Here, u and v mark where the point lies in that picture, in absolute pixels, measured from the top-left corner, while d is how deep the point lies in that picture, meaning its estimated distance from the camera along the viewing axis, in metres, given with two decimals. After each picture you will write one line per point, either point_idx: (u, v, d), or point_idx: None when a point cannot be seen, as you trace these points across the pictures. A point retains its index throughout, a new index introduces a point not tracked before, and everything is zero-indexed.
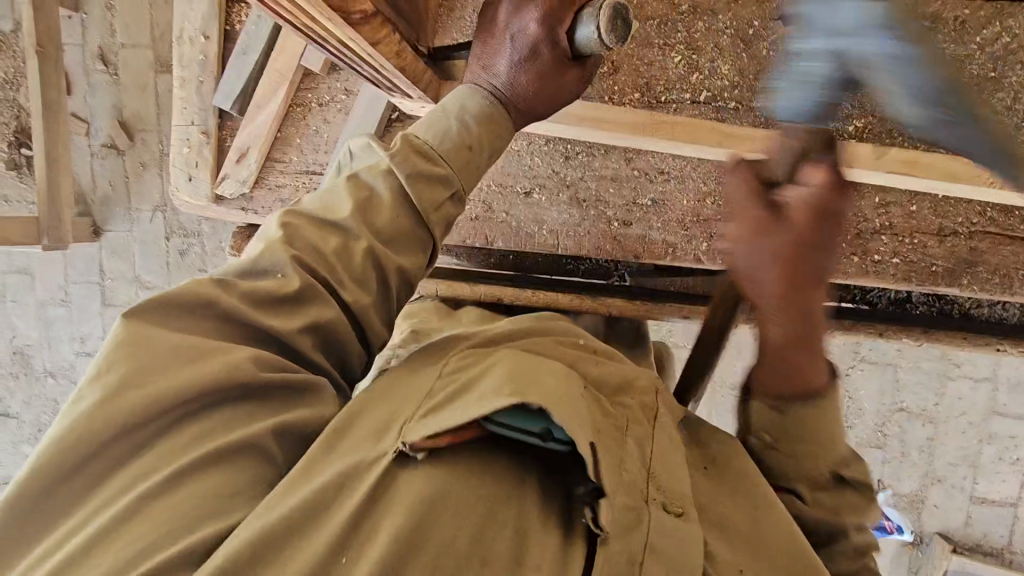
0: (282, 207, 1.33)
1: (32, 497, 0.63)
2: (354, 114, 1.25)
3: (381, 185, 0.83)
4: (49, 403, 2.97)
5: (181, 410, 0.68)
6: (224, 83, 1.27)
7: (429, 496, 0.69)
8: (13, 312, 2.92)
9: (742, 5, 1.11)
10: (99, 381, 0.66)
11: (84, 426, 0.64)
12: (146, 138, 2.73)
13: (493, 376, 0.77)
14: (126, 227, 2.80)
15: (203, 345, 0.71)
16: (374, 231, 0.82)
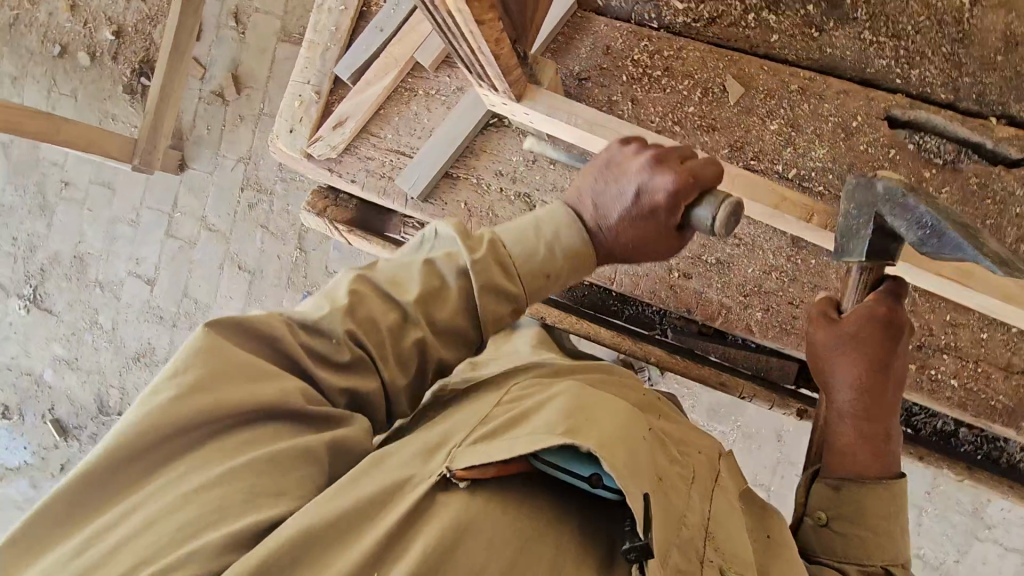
0: (365, 177, 1.37)
1: (88, 482, 0.68)
2: (457, 108, 1.32)
3: (450, 281, 0.90)
4: (89, 311, 3.10)
5: (237, 419, 0.75)
6: (350, 54, 1.36)
7: (470, 516, 0.74)
8: (86, 220, 3.11)
9: (851, 98, 1.15)
10: (174, 381, 0.73)
11: (149, 417, 0.70)
12: (251, 95, 2.91)
13: (552, 412, 0.82)
14: (208, 169, 2.96)
15: (260, 366, 0.78)
16: (432, 324, 0.90)
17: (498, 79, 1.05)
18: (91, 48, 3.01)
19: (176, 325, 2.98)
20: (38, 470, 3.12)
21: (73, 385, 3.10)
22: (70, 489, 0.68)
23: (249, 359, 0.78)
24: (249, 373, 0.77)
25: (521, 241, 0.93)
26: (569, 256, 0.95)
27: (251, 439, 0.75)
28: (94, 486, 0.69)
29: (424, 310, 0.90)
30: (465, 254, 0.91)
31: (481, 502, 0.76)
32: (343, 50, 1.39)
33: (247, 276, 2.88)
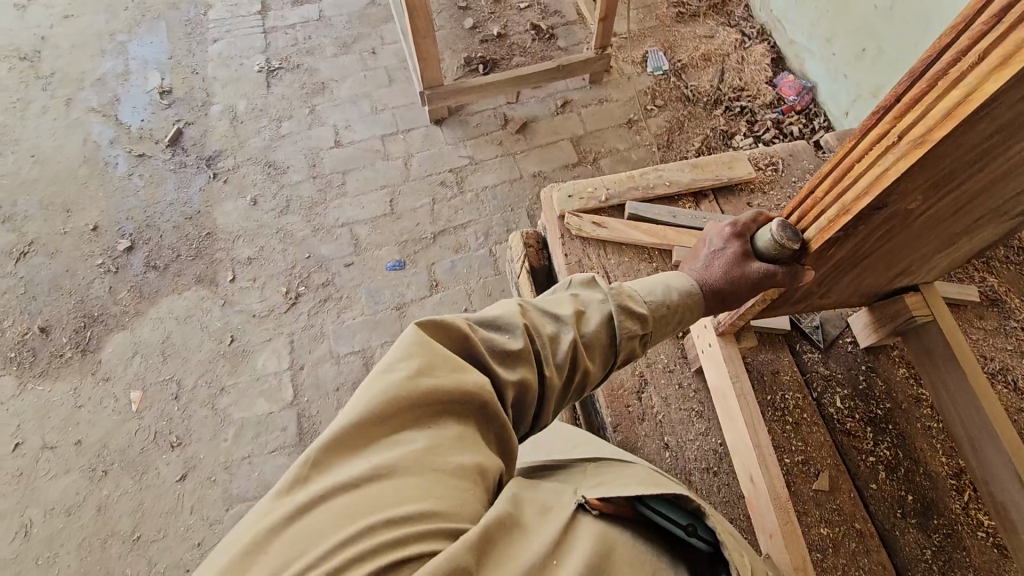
0: (571, 262, 1.57)
1: (377, 476, 0.84)
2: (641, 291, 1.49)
3: (597, 309, 1.19)
4: (284, 112, 3.49)
5: (449, 432, 0.93)
6: (649, 205, 1.62)
7: (609, 536, 1.01)
8: (354, 77, 3.62)
9: (868, 555, 1.42)
10: (404, 369, 0.94)
11: (396, 391, 0.92)
12: (522, 140, 3.40)
13: (641, 476, 1.16)
14: (450, 141, 3.39)
15: (463, 364, 1.00)
16: (582, 335, 1.16)
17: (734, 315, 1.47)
18: (478, 24, 3.80)
19: (314, 179, 3.27)
20: (126, 138, 3.40)
21: (218, 129, 3.43)
22: (324, 457, 0.86)
23: (447, 358, 0.99)
24: (458, 368, 0.99)
25: (645, 285, 1.28)
26: (682, 296, 1.28)
27: (435, 441, 0.91)
28: (344, 447, 0.87)
29: (574, 321, 1.17)
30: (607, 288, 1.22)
31: (615, 528, 1.04)
32: (641, 198, 1.64)
33: (387, 210, 3.18)
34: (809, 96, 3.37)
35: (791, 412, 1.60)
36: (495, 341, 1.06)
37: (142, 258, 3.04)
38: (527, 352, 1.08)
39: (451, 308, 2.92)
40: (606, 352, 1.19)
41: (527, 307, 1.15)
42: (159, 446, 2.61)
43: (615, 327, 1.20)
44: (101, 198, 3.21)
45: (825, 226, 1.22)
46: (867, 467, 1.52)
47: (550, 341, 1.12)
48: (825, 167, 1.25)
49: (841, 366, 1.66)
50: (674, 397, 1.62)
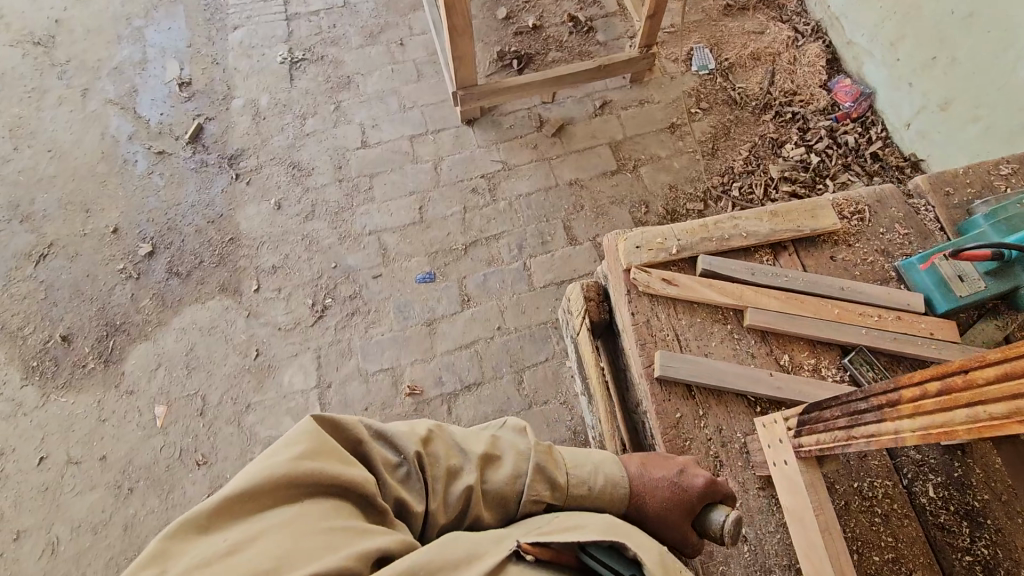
0: (638, 320, 1.48)
1: (243, 546, 0.94)
2: (715, 362, 1.46)
3: (507, 459, 1.36)
4: (308, 108, 3.33)
5: (326, 508, 1.06)
6: (722, 260, 1.54)
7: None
8: (382, 71, 3.44)
9: None
10: (289, 454, 1.09)
11: (276, 470, 1.05)
12: (557, 144, 3.22)
13: (591, 523, 1.25)
14: (482, 144, 3.22)
15: (349, 457, 1.16)
16: (485, 482, 1.32)
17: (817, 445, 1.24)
18: (512, 15, 3.58)
19: (340, 182, 3.13)
20: (145, 134, 3.26)
21: (239, 126, 3.28)
22: (193, 531, 0.97)
23: (331, 446, 1.15)
24: (341, 459, 1.15)
25: (578, 461, 1.39)
26: (608, 482, 1.37)
27: (307, 515, 1.03)
28: (217, 521, 0.98)
29: (479, 465, 1.34)
30: (528, 446, 1.39)
31: None
32: (714, 251, 1.55)
33: (416, 218, 3.04)
34: (867, 103, 3.13)
35: (882, 502, 1.50)
36: (388, 455, 1.26)
37: (164, 264, 2.94)
38: (416, 473, 1.25)
39: (483, 325, 2.80)
40: (506, 505, 1.33)
41: (433, 438, 1.33)
42: (185, 464, 2.55)
43: (521, 482, 1.34)
44: (120, 197, 3.10)
45: (987, 423, 0.87)
46: (963, 567, 1.44)
47: (446, 475, 1.29)
48: (998, 351, 0.87)
49: (935, 452, 1.57)
50: (752, 480, 1.45)
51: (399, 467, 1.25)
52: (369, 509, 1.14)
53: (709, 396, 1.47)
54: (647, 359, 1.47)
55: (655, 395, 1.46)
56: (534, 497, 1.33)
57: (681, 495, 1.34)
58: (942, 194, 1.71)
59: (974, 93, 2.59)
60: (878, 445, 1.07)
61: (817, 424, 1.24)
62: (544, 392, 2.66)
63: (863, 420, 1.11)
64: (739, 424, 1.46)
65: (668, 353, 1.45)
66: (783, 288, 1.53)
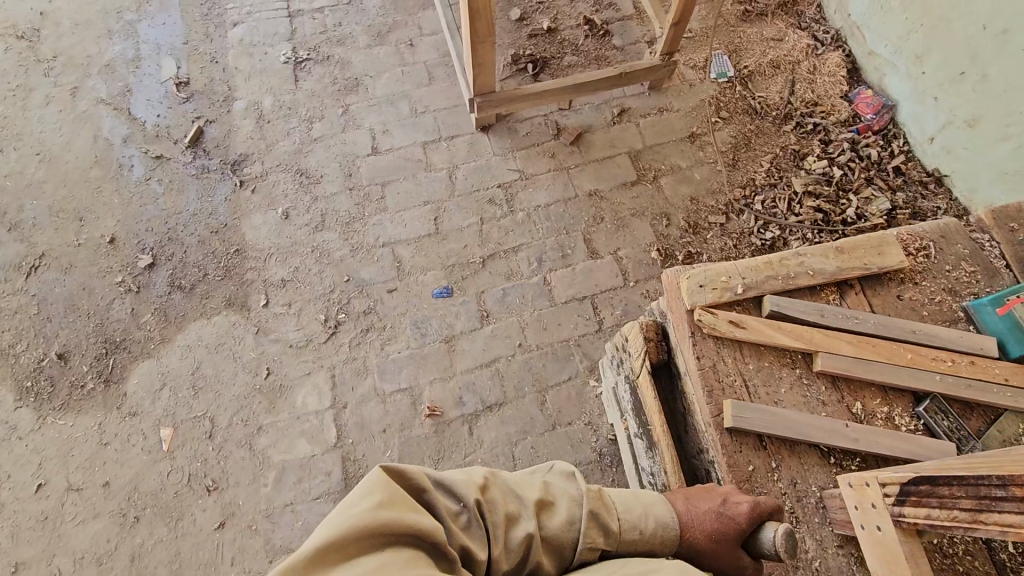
0: (705, 365, 1.47)
1: None
2: (781, 410, 1.44)
3: (562, 503, 1.34)
4: (316, 111, 3.19)
5: (404, 559, 1.04)
6: (788, 301, 1.52)
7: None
8: (391, 73, 3.30)
9: None
10: (362, 506, 1.09)
11: (353, 524, 1.04)
12: (575, 153, 3.13)
13: (671, 567, 1.20)
14: (498, 152, 3.12)
15: (418, 506, 1.16)
16: (543, 529, 1.29)
17: (926, 517, 1.20)
18: (526, 16, 3.46)
19: (351, 190, 3.00)
20: (141, 136, 3.08)
21: (242, 129, 3.13)
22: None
23: (402, 497, 1.15)
24: (412, 510, 1.14)
25: (627, 500, 1.39)
26: (656, 525, 1.37)
27: (388, 566, 1.01)
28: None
29: (536, 511, 1.31)
30: (580, 489, 1.39)
31: None
32: (780, 290, 1.54)
33: (432, 230, 2.93)
34: (889, 115, 3.09)
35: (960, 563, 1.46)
36: (449, 503, 1.22)
37: (166, 277, 2.79)
38: (476, 521, 1.22)
39: (504, 342, 2.71)
40: (566, 550, 1.30)
41: (490, 483, 1.30)
42: (194, 490, 2.43)
43: (578, 527, 1.32)
44: (117, 205, 2.93)
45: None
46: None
47: (506, 522, 1.26)
48: None
49: None
50: (830, 538, 1.42)
51: (460, 515, 1.22)
52: (442, 559, 1.11)
53: (780, 445, 1.46)
54: (717, 405, 1.45)
55: (726, 443, 1.44)
56: (591, 542, 1.31)
57: (729, 527, 1.35)
58: (1007, 230, 1.71)
59: (1004, 110, 2.56)
60: (1016, 536, 1.01)
61: (929, 499, 1.19)
62: (567, 413, 2.58)
63: (998, 507, 1.05)
64: (814, 479, 1.45)
65: (737, 401, 1.43)
66: (849, 329, 1.52)
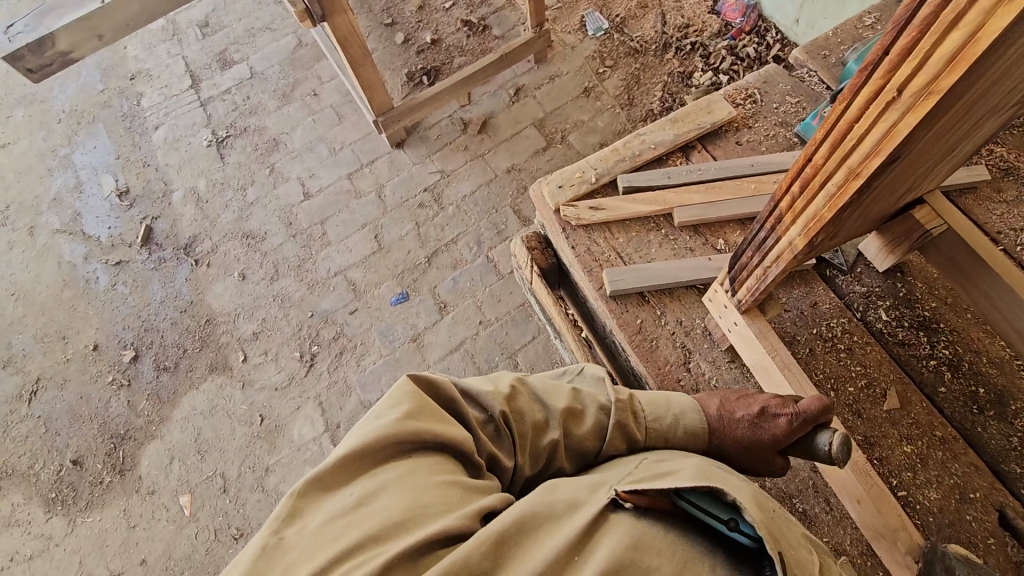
0: (582, 251, 1.63)
1: (360, 506, 0.92)
2: (654, 265, 1.58)
3: (588, 411, 1.26)
4: (247, 178, 3.44)
5: (433, 464, 1.02)
6: (635, 176, 1.69)
7: (641, 533, 0.95)
8: (304, 124, 3.56)
9: (974, 473, 1.38)
10: (392, 412, 1.05)
11: (382, 430, 1.01)
12: (486, 139, 3.34)
13: (690, 465, 1.06)
14: (416, 160, 3.34)
15: (446, 414, 1.11)
16: (568, 435, 1.23)
17: (750, 290, 1.36)
18: (410, 36, 3.72)
19: (295, 237, 3.22)
20: (99, 250, 3.34)
21: (185, 215, 3.37)
22: (318, 488, 0.95)
23: (433, 408, 1.10)
24: (439, 418, 1.09)
25: (655, 406, 1.31)
26: (686, 432, 1.31)
27: (417, 473, 0.99)
28: (335, 479, 0.96)
29: (562, 422, 1.23)
30: (609, 398, 1.28)
31: (643, 525, 0.96)
32: (629, 169, 1.72)
33: (375, 246, 3.13)
34: (754, 14, 3.29)
35: (840, 340, 1.56)
36: (475, 412, 1.17)
37: (150, 363, 2.99)
38: (503, 430, 1.17)
39: (466, 324, 2.88)
40: (592, 451, 1.25)
41: (519, 390, 1.23)
42: (222, 542, 2.58)
43: (606, 433, 1.25)
44: (92, 315, 3.16)
45: (835, 194, 1.04)
46: (931, 371, 1.49)
47: (533, 431, 1.20)
48: (820, 131, 1.05)
49: (877, 279, 1.62)
50: (722, 357, 1.52)
51: (487, 424, 1.17)
52: (469, 468, 1.08)
53: (663, 294, 1.57)
54: (598, 281, 1.59)
55: (618, 309, 1.57)
56: (614, 447, 1.25)
57: (765, 435, 1.29)
58: (821, 58, 1.91)
59: None
60: (783, 263, 1.22)
61: (742, 272, 1.37)
62: (541, 366, 2.75)
63: (766, 248, 1.26)
64: (695, 312, 1.56)
65: (612, 268, 1.58)
66: (693, 181, 1.68)
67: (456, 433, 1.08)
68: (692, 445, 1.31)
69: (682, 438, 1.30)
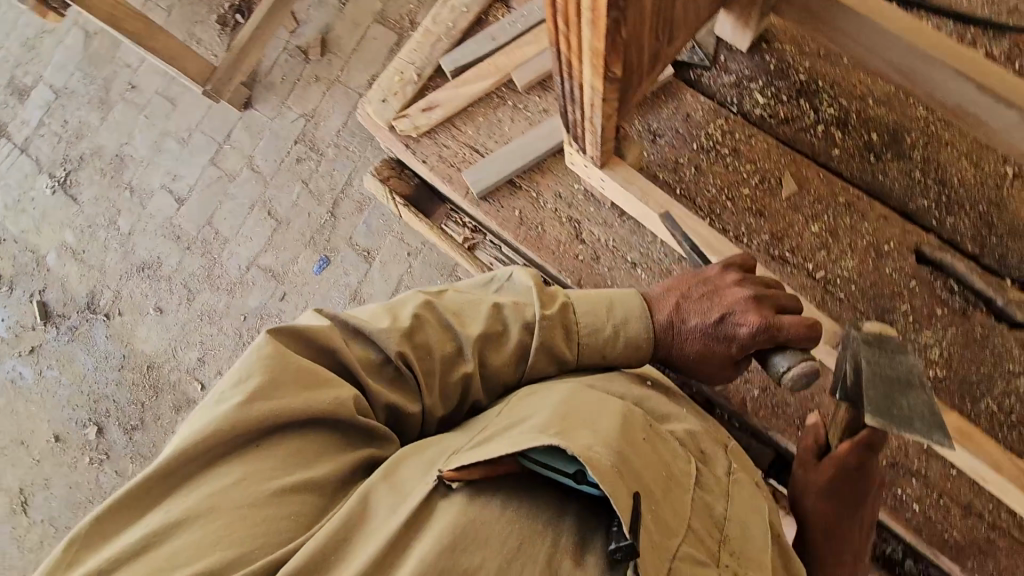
0: (435, 162, 1.39)
1: (181, 523, 0.77)
2: (511, 145, 1.36)
3: (511, 332, 1.08)
4: (111, 209, 3.11)
5: (291, 452, 0.86)
6: (457, 52, 1.45)
7: (470, 516, 0.78)
8: (140, 125, 3.15)
9: (888, 223, 1.34)
10: (239, 394, 0.85)
11: (220, 422, 0.82)
12: (333, 60, 2.96)
13: (545, 410, 0.89)
14: (271, 115, 2.98)
15: (319, 375, 0.91)
16: (483, 363, 1.06)
17: (595, 145, 1.17)
18: None
19: (190, 248, 2.98)
20: (6, 345, 3.09)
21: (71, 274, 3.09)
22: (137, 497, 0.79)
23: (299, 371, 0.89)
24: (306, 385, 0.89)
25: (590, 318, 1.12)
26: (628, 343, 1.13)
27: (264, 470, 0.83)
28: (159, 488, 0.80)
29: (477, 349, 1.05)
30: (534, 312, 1.09)
31: (478, 502, 0.80)
32: (448, 48, 1.47)
33: (274, 223, 2.90)
34: None
35: (722, 143, 1.43)
36: (368, 354, 1.00)
37: (118, 429, 2.91)
38: (404, 371, 1.00)
39: (397, 262, 2.75)
40: (504, 370, 1.08)
41: (422, 316, 1.04)
42: None
43: (527, 357, 1.09)
44: (36, 410, 3.01)
45: (594, 20, 0.84)
46: (820, 137, 1.41)
47: (440, 360, 1.03)
48: None
49: (745, 61, 1.47)
50: None
51: (386, 367, 1.01)
52: (345, 432, 0.93)
53: (532, 173, 1.37)
54: (459, 187, 1.37)
55: (494, 210, 1.37)
56: (536, 364, 1.10)
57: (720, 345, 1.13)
58: None
59: None
60: (597, 109, 1.03)
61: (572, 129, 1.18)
62: None
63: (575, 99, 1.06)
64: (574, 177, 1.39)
65: (470, 164, 1.36)
66: (516, 37, 1.46)
67: (330, 402, 0.89)
68: (636, 356, 1.15)
69: (624, 351, 1.14)
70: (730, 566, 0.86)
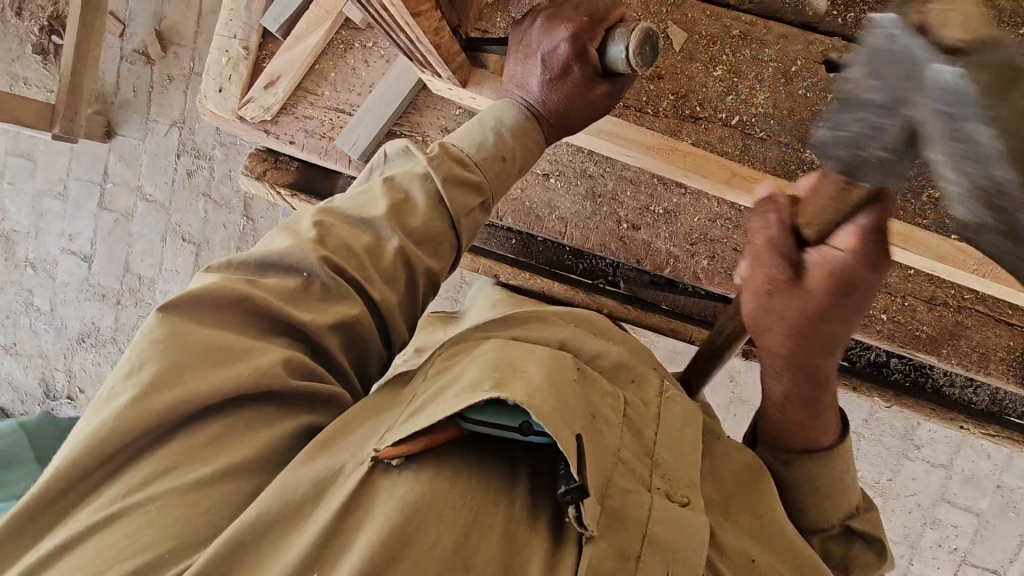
0: (305, 138, 1.23)
1: (74, 553, 0.58)
2: (378, 88, 1.20)
3: (417, 189, 0.80)
4: (23, 293, 2.88)
5: (216, 445, 0.65)
6: (277, 4, 1.21)
7: (422, 493, 0.64)
8: (10, 196, 2.84)
9: None
10: (132, 381, 0.63)
11: (111, 423, 0.61)
12: (179, 53, 2.58)
13: (478, 360, 0.75)
14: (140, 136, 2.67)
15: (239, 341, 0.68)
16: (407, 228, 0.78)
17: (440, 64, 0.97)
18: None
19: (120, 302, 2.78)
20: None
21: (16, 370, 2.93)
22: (23, 524, 0.60)
23: (210, 340, 0.67)
24: (223, 358, 0.66)
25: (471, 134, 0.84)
26: (519, 135, 0.87)
27: (179, 472, 0.62)
28: (40, 518, 0.61)
29: (395, 217, 0.78)
30: (422, 161, 0.81)
31: (425, 478, 0.65)
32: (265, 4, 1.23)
33: (191, 248, 2.67)
34: None
35: None
36: (288, 281, 0.73)
37: None
38: (335, 278, 0.74)
39: None
40: (445, 233, 0.81)
41: (326, 219, 0.77)
42: None
43: (443, 203, 0.81)
44: None
45: None
46: None
47: (368, 256, 0.76)
48: None
49: None
50: None
51: (311, 284, 0.74)
52: (284, 403, 0.71)
53: (409, 115, 1.21)
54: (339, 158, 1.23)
55: None
56: (468, 209, 0.82)
57: (573, 81, 0.87)
58: None
59: None
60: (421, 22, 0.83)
61: (418, 57, 0.98)
62: None
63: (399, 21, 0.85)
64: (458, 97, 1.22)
65: (341, 132, 1.21)
66: None
67: (261, 375, 0.67)
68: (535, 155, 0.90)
69: (524, 154, 0.88)
70: (663, 489, 0.77)
